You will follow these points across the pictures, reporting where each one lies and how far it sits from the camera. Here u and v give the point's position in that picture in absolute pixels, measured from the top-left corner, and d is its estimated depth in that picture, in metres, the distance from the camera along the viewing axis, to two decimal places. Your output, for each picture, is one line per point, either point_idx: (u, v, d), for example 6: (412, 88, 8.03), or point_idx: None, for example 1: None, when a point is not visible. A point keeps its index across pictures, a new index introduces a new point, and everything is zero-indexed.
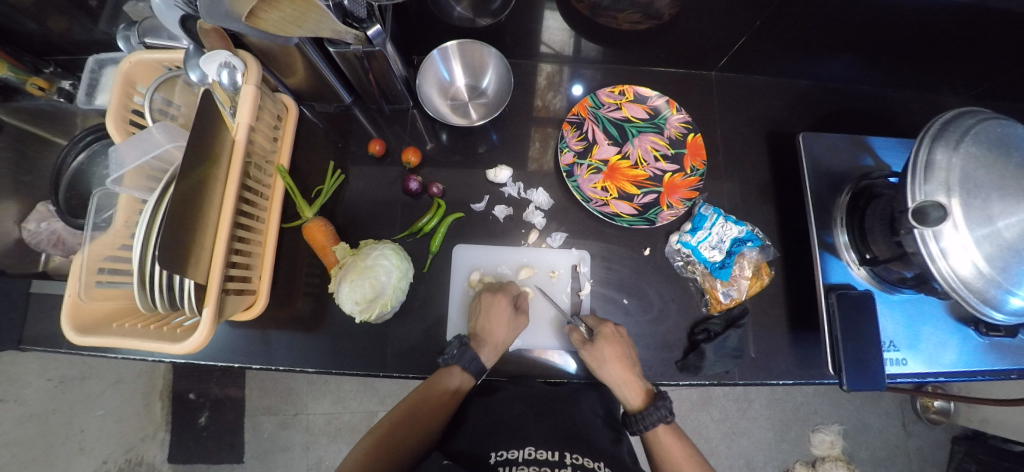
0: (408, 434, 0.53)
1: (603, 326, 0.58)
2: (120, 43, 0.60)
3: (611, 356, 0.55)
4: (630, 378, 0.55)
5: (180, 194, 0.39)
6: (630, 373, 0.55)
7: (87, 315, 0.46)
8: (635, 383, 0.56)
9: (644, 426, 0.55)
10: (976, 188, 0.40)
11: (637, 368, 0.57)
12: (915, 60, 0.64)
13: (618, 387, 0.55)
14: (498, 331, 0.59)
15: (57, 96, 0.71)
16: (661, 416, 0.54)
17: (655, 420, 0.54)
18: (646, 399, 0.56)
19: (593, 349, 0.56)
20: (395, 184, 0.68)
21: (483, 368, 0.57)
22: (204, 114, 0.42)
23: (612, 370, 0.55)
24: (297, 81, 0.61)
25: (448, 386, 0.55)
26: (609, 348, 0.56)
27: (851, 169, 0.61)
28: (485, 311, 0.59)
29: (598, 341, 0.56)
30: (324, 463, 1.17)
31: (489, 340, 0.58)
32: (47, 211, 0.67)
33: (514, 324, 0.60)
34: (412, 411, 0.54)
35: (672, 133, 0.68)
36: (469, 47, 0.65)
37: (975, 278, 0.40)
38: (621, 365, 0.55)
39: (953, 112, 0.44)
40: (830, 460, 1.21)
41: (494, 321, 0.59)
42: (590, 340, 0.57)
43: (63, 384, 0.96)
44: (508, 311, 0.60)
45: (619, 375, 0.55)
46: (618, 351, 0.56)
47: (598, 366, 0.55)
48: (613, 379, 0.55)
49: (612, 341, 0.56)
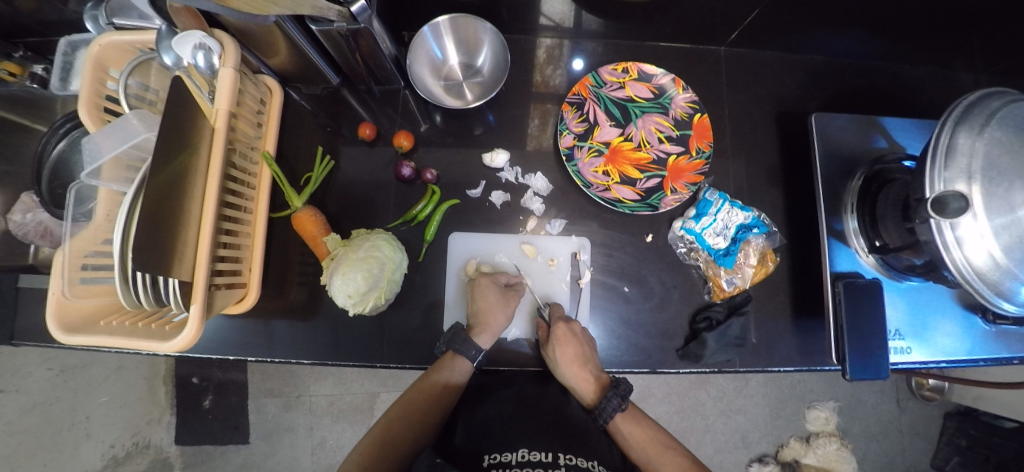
0: (404, 430, 0.54)
1: (556, 327, 0.57)
2: (87, 24, 0.56)
3: (564, 358, 0.55)
4: (583, 376, 0.56)
5: (157, 190, 0.36)
6: (583, 372, 0.56)
7: (75, 314, 0.45)
8: (588, 379, 0.57)
9: (602, 418, 0.56)
10: (1000, 176, 0.37)
11: (590, 363, 0.57)
12: (943, 33, 0.60)
13: (575, 385, 0.57)
14: (493, 313, 0.58)
15: (30, 82, 0.66)
16: (616, 405, 0.56)
17: (611, 410, 0.56)
18: (600, 391, 0.57)
19: (548, 350, 0.57)
20: (388, 170, 0.65)
21: (479, 350, 0.57)
22: (176, 101, 0.39)
23: (567, 371, 0.56)
24: (280, 62, 0.58)
25: (440, 382, 0.55)
26: (561, 349, 0.55)
27: (865, 151, 0.58)
28: (477, 300, 0.58)
29: (551, 343, 0.56)
30: (328, 443, 1.19)
31: (484, 324, 0.57)
32: (33, 201, 0.63)
33: (506, 304, 0.59)
34: (410, 409, 0.55)
35: (677, 113, 0.64)
36: (461, 22, 0.61)
37: (991, 270, 0.39)
38: (573, 366, 0.55)
39: (979, 93, 0.42)
40: (824, 436, 1.24)
41: (487, 305, 0.58)
42: (548, 340, 0.58)
43: (64, 373, 1.07)
44: (498, 294, 0.59)
45: (573, 374, 0.56)
46: (570, 352, 0.55)
47: (556, 366, 0.56)
48: (568, 378, 0.56)
49: (564, 343, 0.56)
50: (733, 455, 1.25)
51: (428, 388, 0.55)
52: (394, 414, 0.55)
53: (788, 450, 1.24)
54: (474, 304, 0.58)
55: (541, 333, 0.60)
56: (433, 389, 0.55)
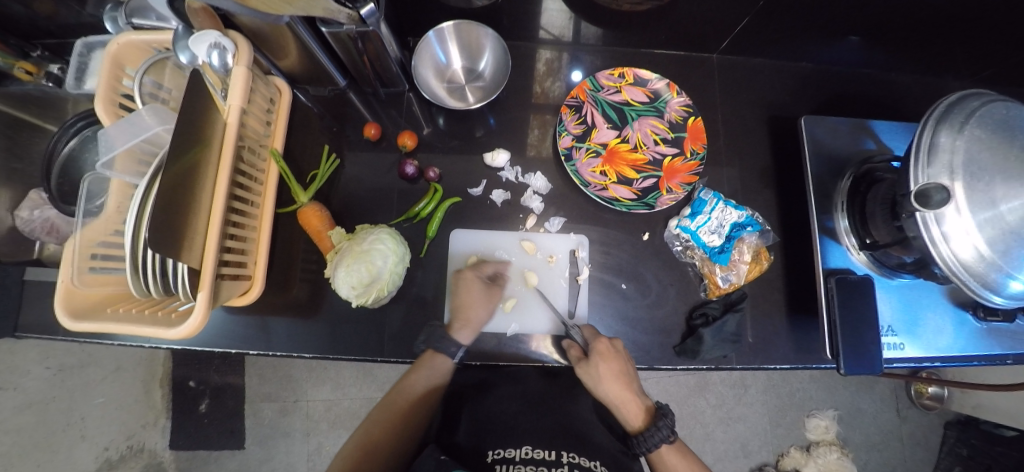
0: (391, 437, 0.56)
1: (597, 342, 0.56)
2: (106, 24, 0.59)
3: (608, 374, 0.54)
4: (627, 396, 0.56)
5: (171, 179, 0.38)
6: (627, 390, 0.55)
7: (81, 300, 0.46)
8: (632, 400, 0.56)
9: (646, 448, 0.54)
10: (981, 171, 0.39)
11: (634, 383, 0.56)
12: (924, 43, 0.63)
13: (618, 406, 0.56)
14: (474, 306, 0.60)
15: (46, 81, 0.67)
16: (663, 437, 0.54)
17: (657, 441, 0.54)
18: (647, 419, 0.56)
19: (587, 367, 0.55)
20: (391, 170, 0.66)
21: (459, 346, 0.58)
22: (192, 95, 0.41)
23: (609, 388, 0.55)
24: (290, 63, 0.60)
25: (421, 385, 0.58)
26: (604, 365, 0.54)
27: (853, 153, 0.60)
28: (460, 291, 0.61)
29: (592, 358, 0.55)
30: (324, 449, 1.18)
31: (464, 317, 0.59)
32: (41, 199, 0.66)
33: (489, 299, 0.62)
34: (399, 418, 0.57)
35: (672, 117, 0.67)
36: (465, 28, 0.63)
37: (976, 262, 0.40)
38: (618, 383, 0.55)
39: (958, 94, 0.44)
40: (824, 444, 1.22)
41: (469, 299, 0.61)
42: (586, 357, 0.56)
43: (62, 372, 1.07)
44: (484, 288, 0.62)
45: (617, 393, 0.55)
46: (614, 368, 0.55)
47: (597, 384, 0.55)
48: (612, 398, 0.56)
49: (607, 358, 0.55)
50: (734, 464, 1.24)
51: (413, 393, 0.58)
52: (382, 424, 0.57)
53: (788, 460, 1.23)
54: (457, 296, 0.61)
55: (573, 352, 0.58)
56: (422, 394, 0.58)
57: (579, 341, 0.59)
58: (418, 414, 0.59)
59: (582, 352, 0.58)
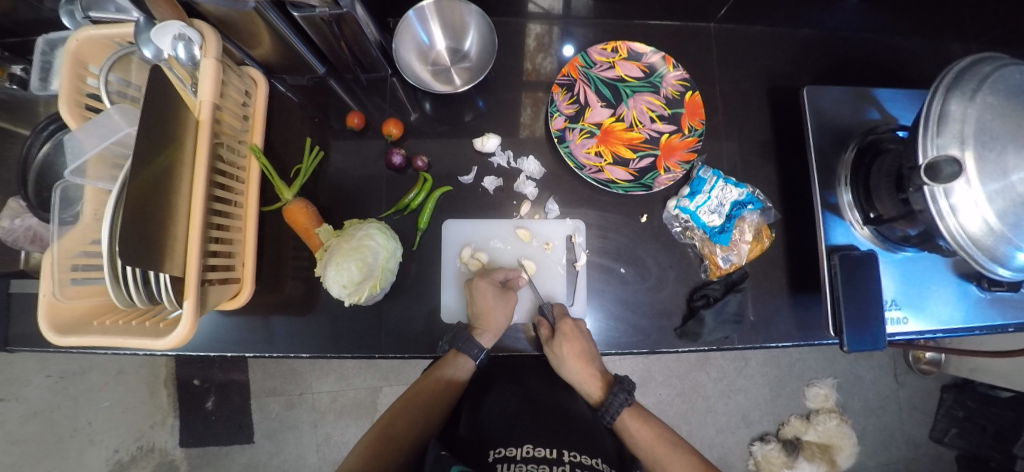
0: (404, 427, 0.55)
1: (562, 323, 0.58)
2: (63, 19, 0.55)
3: (570, 353, 0.56)
4: (589, 372, 0.58)
5: (143, 185, 0.36)
6: (590, 368, 0.58)
7: (67, 314, 0.45)
8: (594, 375, 0.59)
9: (609, 416, 0.58)
10: (992, 140, 0.37)
11: (595, 360, 0.58)
12: (932, 2, 0.60)
13: (581, 383, 0.60)
14: (493, 314, 0.58)
15: (9, 82, 0.64)
16: (622, 401, 0.58)
17: (617, 406, 0.58)
18: (605, 388, 0.61)
19: (553, 347, 0.58)
20: (379, 160, 0.64)
21: (482, 349, 0.57)
22: (157, 93, 0.38)
23: (573, 368, 0.57)
24: (263, 52, 0.57)
25: (439, 380, 0.58)
26: (567, 345, 0.57)
27: (857, 122, 0.57)
28: (478, 298, 0.58)
29: (557, 339, 0.57)
30: (332, 439, 1.20)
31: (487, 326, 0.57)
32: (21, 207, 0.62)
33: (507, 304, 0.59)
34: (411, 402, 0.58)
35: (668, 92, 0.64)
36: (446, 5, 0.59)
37: (985, 235, 0.38)
38: (579, 362, 0.57)
39: (970, 59, 0.41)
40: (824, 412, 1.25)
41: (487, 306, 0.58)
42: (552, 337, 0.58)
43: (63, 380, 1.10)
44: (503, 297, 0.59)
45: (579, 371, 0.58)
46: (576, 348, 0.56)
47: (562, 364, 0.58)
48: (575, 376, 0.58)
49: (571, 339, 0.57)
50: (735, 434, 1.27)
51: (432, 383, 0.58)
52: (396, 410, 0.57)
53: (788, 428, 1.26)
54: (474, 306, 0.58)
55: (542, 330, 0.60)
56: (436, 385, 0.58)
57: (549, 319, 0.60)
58: (432, 407, 0.58)
59: (551, 331, 0.59)
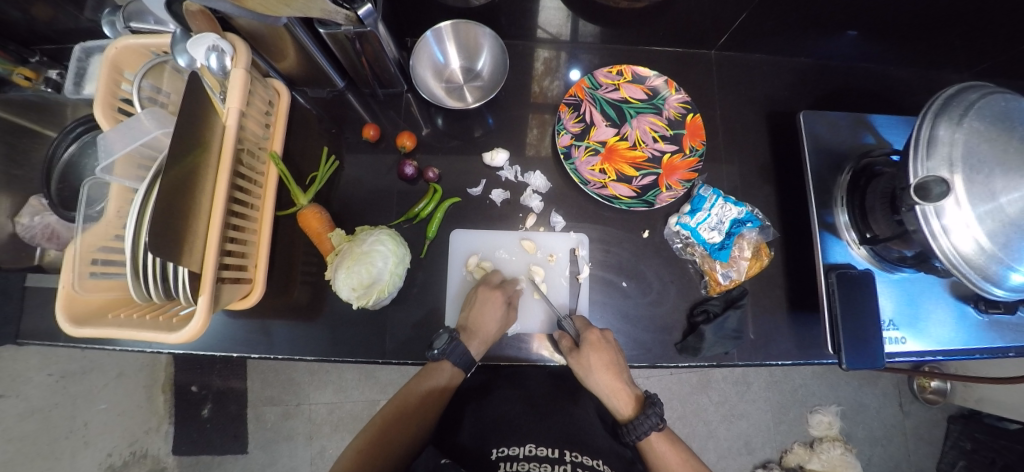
0: (388, 442, 0.54)
1: (589, 332, 0.57)
2: (105, 28, 0.60)
3: (598, 364, 0.55)
4: (618, 385, 0.56)
5: (169, 182, 0.38)
6: (619, 381, 0.56)
7: (82, 306, 0.46)
8: (622, 389, 0.57)
9: (636, 436, 0.54)
10: (979, 163, 0.39)
11: (623, 373, 0.57)
12: (921, 37, 0.63)
13: (607, 396, 0.57)
14: (488, 323, 0.58)
15: (46, 86, 0.68)
16: (653, 424, 0.54)
17: (647, 428, 0.54)
18: (637, 407, 0.57)
19: (578, 357, 0.55)
20: (391, 172, 0.66)
21: (471, 359, 0.58)
22: (190, 99, 0.41)
23: (600, 378, 0.55)
24: (288, 66, 0.60)
25: (420, 390, 0.57)
26: (594, 355, 0.55)
27: (851, 147, 0.60)
28: (480, 302, 0.59)
29: (584, 348, 0.55)
30: (326, 452, 1.18)
31: (478, 333, 0.57)
32: (41, 205, 0.65)
33: (505, 319, 0.59)
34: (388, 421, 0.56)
35: (671, 114, 0.67)
36: (462, 28, 0.64)
37: (976, 255, 0.40)
38: (607, 373, 0.55)
39: (956, 87, 0.44)
40: (828, 440, 1.22)
41: (482, 313, 0.58)
42: (578, 346, 0.57)
43: (65, 379, 0.94)
44: (502, 307, 0.60)
45: (607, 382, 0.56)
46: (604, 358, 0.55)
47: (587, 374, 0.56)
48: (602, 387, 0.56)
49: (597, 348, 0.56)
50: (737, 462, 1.23)
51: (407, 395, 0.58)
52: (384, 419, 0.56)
53: (792, 456, 1.23)
54: (473, 305, 0.59)
55: (563, 342, 0.58)
56: (416, 401, 0.57)
57: (572, 333, 0.59)
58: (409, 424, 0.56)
59: (573, 343, 0.58)
